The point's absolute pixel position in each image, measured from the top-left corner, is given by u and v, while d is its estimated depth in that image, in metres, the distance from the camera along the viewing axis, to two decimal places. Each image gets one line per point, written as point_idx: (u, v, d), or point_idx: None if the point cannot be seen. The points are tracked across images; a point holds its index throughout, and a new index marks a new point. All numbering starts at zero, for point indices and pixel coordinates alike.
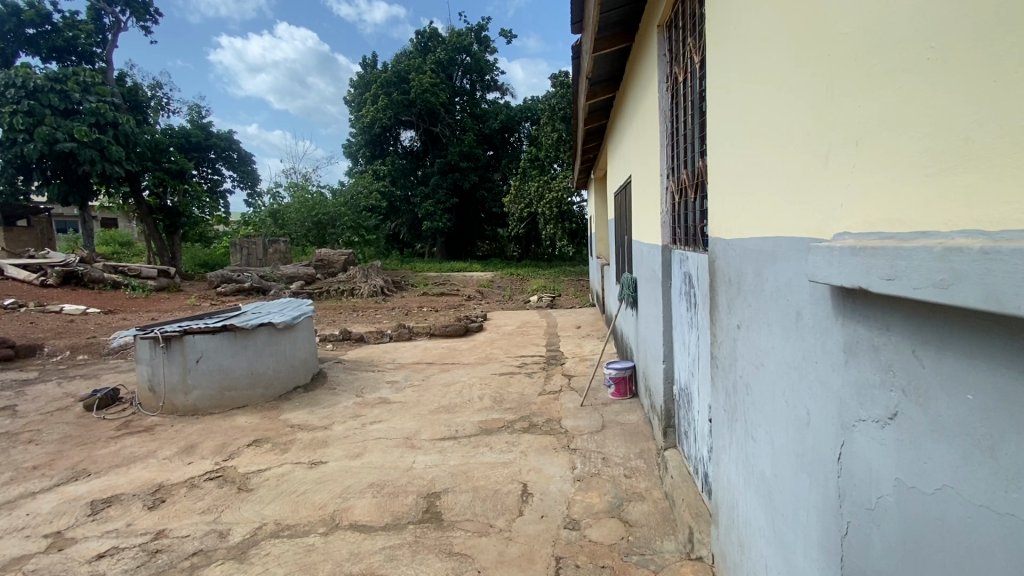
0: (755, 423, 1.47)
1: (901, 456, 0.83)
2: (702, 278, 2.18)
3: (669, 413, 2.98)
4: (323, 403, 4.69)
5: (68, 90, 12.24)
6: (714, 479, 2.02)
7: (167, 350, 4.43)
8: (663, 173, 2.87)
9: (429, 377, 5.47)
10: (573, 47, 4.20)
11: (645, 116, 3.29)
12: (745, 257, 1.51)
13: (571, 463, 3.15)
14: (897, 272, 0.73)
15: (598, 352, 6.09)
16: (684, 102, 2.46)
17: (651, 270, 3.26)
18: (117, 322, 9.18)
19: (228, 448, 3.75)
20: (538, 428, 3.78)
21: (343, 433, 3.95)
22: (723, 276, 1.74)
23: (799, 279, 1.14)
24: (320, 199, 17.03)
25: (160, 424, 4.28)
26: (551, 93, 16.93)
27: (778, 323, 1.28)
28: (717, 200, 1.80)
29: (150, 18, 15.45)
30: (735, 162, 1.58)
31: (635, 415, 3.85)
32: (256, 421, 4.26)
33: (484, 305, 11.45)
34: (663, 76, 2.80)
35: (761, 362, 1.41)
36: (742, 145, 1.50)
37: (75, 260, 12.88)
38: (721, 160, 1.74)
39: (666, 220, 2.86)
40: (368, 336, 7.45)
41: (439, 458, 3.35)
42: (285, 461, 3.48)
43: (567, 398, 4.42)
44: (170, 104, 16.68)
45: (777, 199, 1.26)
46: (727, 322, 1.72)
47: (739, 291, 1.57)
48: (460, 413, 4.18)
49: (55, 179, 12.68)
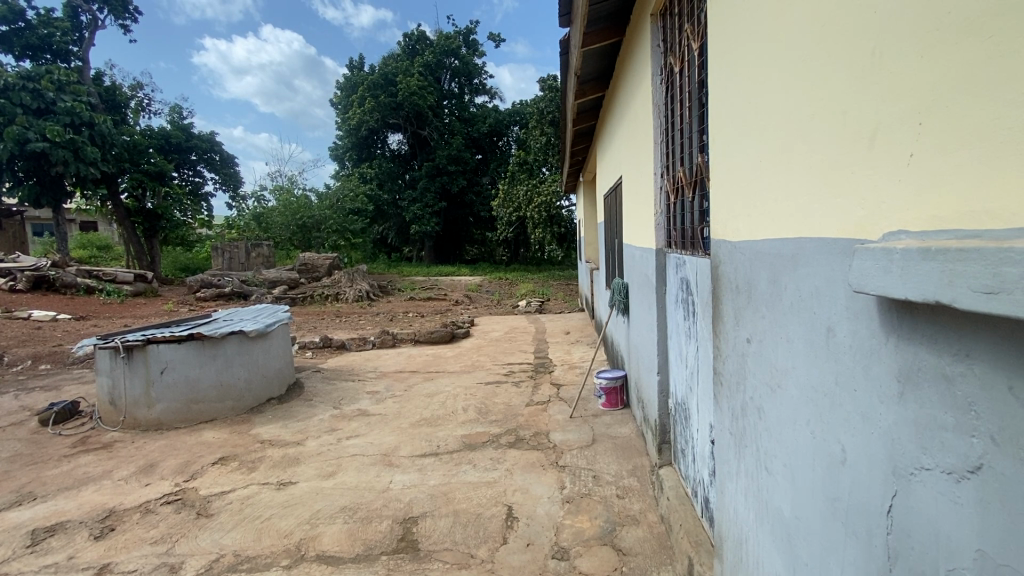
0: (769, 452, 1.29)
1: (988, 523, 0.64)
2: (702, 284, 1.99)
3: (664, 429, 2.79)
4: (298, 417, 4.42)
5: (42, 89, 11.81)
6: (716, 505, 1.84)
7: (130, 360, 4.15)
8: (657, 172, 2.68)
9: (412, 386, 5.23)
10: (560, 43, 4.00)
11: (637, 115, 3.11)
12: (756, 261, 1.32)
13: (559, 482, 2.94)
14: (1001, 285, 0.54)
15: (587, 360, 5.89)
16: (681, 95, 2.28)
17: (644, 276, 3.08)
18: (88, 329, 8.79)
19: (191, 467, 3.48)
20: (524, 442, 3.57)
21: (317, 449, 3.69)
22: (728, 282, 1.55)
23: (830, 289, 0.96)
24: (305, 202, 16.64)
25: (120, 441, 3.99)
26: (539, 97, 16.77)
27: (801, 341, 1.09)
28: (721, 196, 1.61)
29: (129, 17, 15.02)
30: (744, 153, 1.40)
31: (627, 427, 3.65)
32: (224, 436, 3.99)
33: (471, 310, 11.21)
34: (657, 69, 2.62)
35: (778, 383, 1.21)
36: (753, 134, 1.32)
37: (47, 263, 12.40)
38: (725, 154, 1.56)
39: (660, 222, 2.67)
40: (350, 343, 7.17)
41: (418, 477, 3.12)
42: (252, 482, 3.22)
43: (556, 409, 4.21)
44: (151, 105, 16.26)
45: (800, 194, 1.07)
46: (733, 335, 1.53)
47: (748, 302, 1.39)
48: (442, 427, 3.95)
49: (28, 180, 12.24)
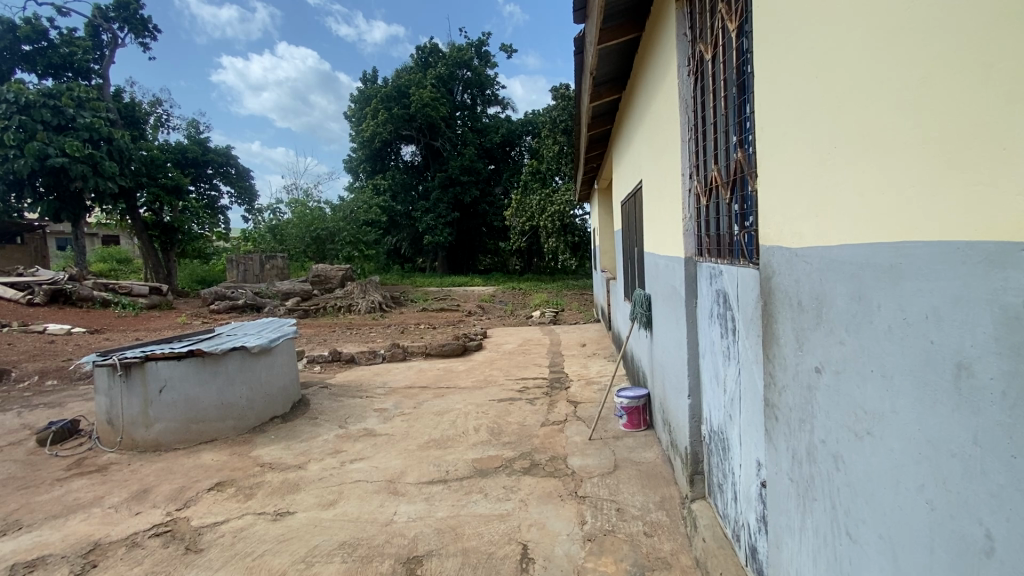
0: (852, 514, 1.02)
1: None
2: (744, 297, 1.73)
3: (696, 459, 2.51)
4: (301, 437, 4.20)
5: (62, 106, 11.97)
6: (770, 560, 1.55)
7: (128, 378, 3.97)
8: (685, 173, 2.41)
9: (421, 404, 4.98)
10: (575, 40, 3.78)
11: (660, 114, 2.87)
12: (828, 273, 1.06)
13: (579, 517, 2.66)
14: None
15: (605, 375, 5.59)
16: (715, 84, 2.02)
17: (670, 288, 2.82)
18: (100, 342, 8.74)
19: (185, 494, 3.26)
20: (540, 468, 3.29)
21: (319, 474, 3.46)
22: (785, 298, 1.29)
23: (960, 312, 0.71)
24: (319, 214, 16.64)
25: (115, 463, 3.80)
26: (551, 106, 16.57)
27: (908, 376, 0.83)
28: (776, 193, 1.34)
29: (149, 35, 15.25)
30: (806, 142, 1.15)
31: (652, 452, 3.36)
32: (223, 459, 3.79)
33: (483, 321, 10.96)
34: (684, 60, 2.37)
35: (867, 429, 0.95)
36: (824, 118, 1.07)
37: (65, 277, 12.50)
38: (779, 147, 1.31)
39: (690, 227, 2.40)
40: (359, 356, 6.95)
41: (424, 508, 2.87)
42: (247, 512, 2.99)
43: (573, 430, 3.93)
44: (170, 120, 16.50)
45: (904, 185, 0.82)
46: (792, 361, 1.27)
47: (816, 323, 1.13)
48: (452, 450, 3.69)
49: (48, 196, 12.37)
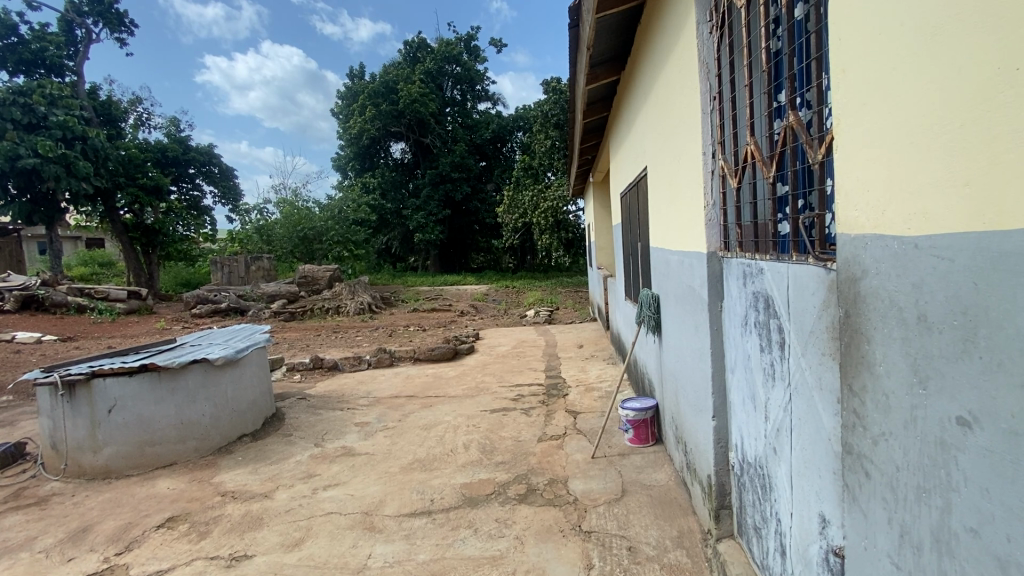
0: None
1: None
2: (800, 303, 1.33)
3: (722, 491, 2.11)
4: (271, 458, 3.77)
5: (34, 104, 11.33)
6: None
7: (72, 399, 3.53)
8: (706, 151, 2.01)
9: (407, 416, 4.56)
10: (570, 10, 3.37)
11: (672, 85, 2.47)
12: (996, 276, 0.68)
13: (585, 559, 2.26)
14: None
15: (606, 381, 5.19)
16: (751, 38, 1.64)
17: (686, 287, 2.42)
18: (69, 351, 8.21)
19: (131, 533, 2.83)
20: (538, 494, 2.90)
21: (286, 505, 3.04)
22: (891, 307, 0.90)
23: None
24: (306, 213, 16.09)
25: (57, 495, 3.36)
26: (543, 100, 16.06)
27: None
28: (873, 155, 0.94)
29: (125, 30, 14.62)
30: (943, 77, 0.76)
31: (664, 472, 2.98)
32: (180, 487, 3.36)
33: (476, 322, 10.52)
34: (704, 15, 1.98)
35: None
36: (980, 40, 0.70)
37: (37, 282, 11.88)
38: (883, 88, 0.90)
39: (714, 216, 2.01)
40: (342, 363, 6.52)
41: (404, 550, 2.46)
42: (197, 556, 2.57)
43: (574, 446, 3.53)
44: (150, 119, 15.90)
45: None
46: (906, 401, 0.87)
47: (963, 352, 0.74)
48: (438, 473, 3.29)
49: (20, 198, 11.71)
